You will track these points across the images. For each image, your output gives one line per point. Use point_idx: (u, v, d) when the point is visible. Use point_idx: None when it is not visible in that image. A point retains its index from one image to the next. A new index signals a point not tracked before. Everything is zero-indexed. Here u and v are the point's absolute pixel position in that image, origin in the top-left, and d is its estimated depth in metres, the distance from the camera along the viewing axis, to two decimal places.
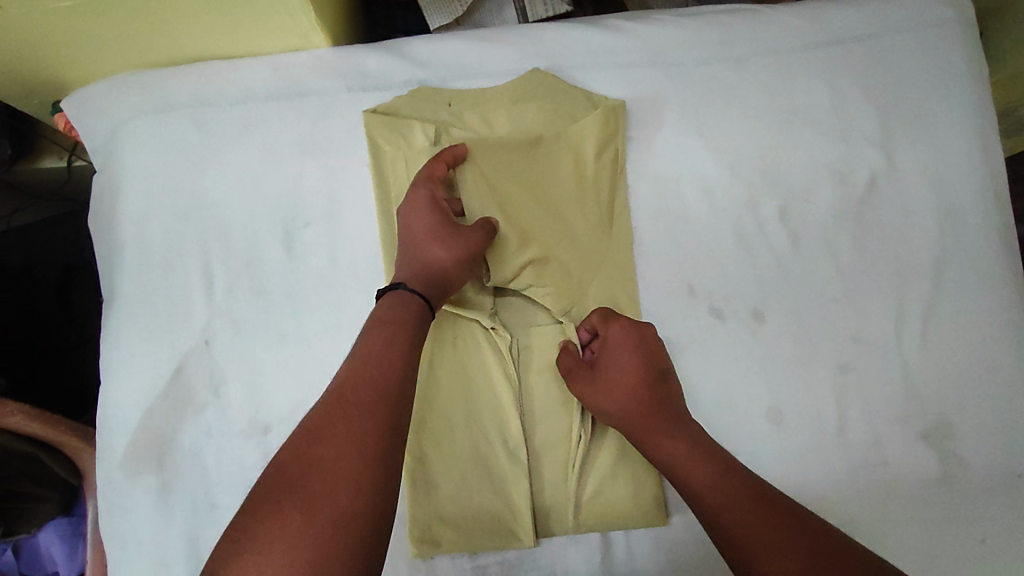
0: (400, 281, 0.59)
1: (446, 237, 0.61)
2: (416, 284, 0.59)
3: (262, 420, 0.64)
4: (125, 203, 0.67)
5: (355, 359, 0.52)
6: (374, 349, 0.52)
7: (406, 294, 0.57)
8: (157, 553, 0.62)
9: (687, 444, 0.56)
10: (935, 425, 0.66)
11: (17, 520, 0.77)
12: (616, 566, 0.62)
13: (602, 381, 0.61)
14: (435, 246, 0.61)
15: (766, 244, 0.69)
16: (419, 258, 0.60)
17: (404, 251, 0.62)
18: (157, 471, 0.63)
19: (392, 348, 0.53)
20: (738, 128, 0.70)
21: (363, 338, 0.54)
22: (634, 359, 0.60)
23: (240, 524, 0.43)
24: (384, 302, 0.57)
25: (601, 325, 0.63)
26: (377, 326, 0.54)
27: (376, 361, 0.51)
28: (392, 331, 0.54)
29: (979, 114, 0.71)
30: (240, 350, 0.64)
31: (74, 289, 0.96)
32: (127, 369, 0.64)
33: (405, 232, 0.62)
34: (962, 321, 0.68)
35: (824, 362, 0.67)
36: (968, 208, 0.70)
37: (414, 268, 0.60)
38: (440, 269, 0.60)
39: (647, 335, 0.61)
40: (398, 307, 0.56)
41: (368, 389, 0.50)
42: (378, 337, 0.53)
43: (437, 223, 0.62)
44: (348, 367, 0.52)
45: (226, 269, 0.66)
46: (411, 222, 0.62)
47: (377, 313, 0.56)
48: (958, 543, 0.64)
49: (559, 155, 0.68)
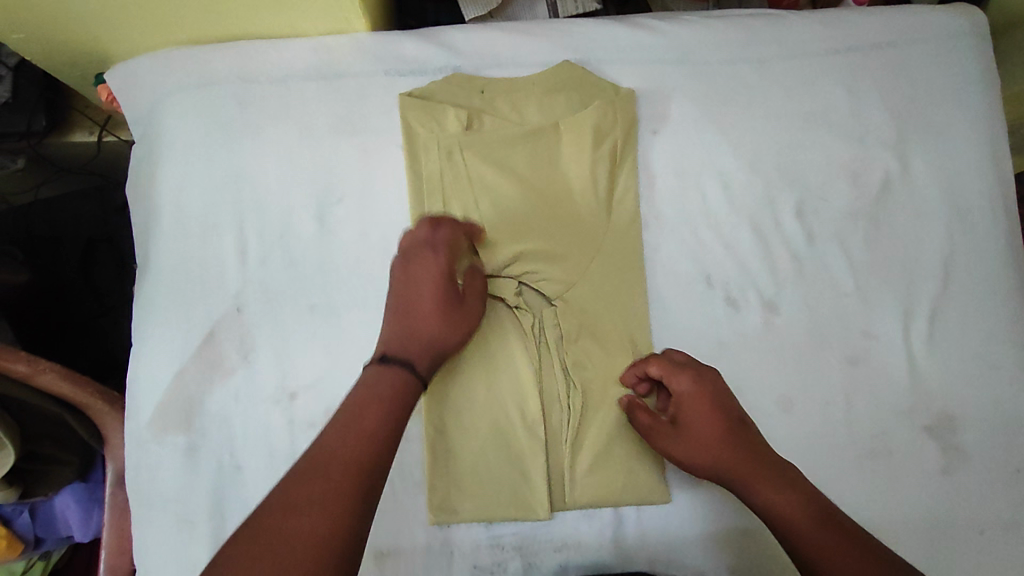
0: (405, 356, 0.55)
1: (454, 317, 0.59)
2: (421, 362, 0.55)
3: (289, 385, 0.66)
4: (165, 172, 0.69)
5: (335, 428, 0.48)
6: (362, 420, 0.49)
7: (416, 377, 0.54)
8: (182, 509, 0.64)
9: (787, 490, 0.53)
10: (939, 418, 0.69)
11: (36, 482, 0.77)
12: (627, 542, 0.65)
13: (684, 437, 0.59)
14: (445, 326, 0.58)
15: (782, 239, 0.71)
16: (427, 335, 0.57)
17: (406, 319, 0.57)
18: (185, 430, 0.65)
19: (376, 424, 0.49)
20: (759, 127, 0.72)
21: (350, 412, 0.49)
22: (712, 411, 0.58)
23: None
24: (389, 381, 0.52)
25: (669, 372, 0.61)
26: (370, 403, 0.50)
27: (359, 428, 0.48)
28: (388, 409, 0.50)
29: (992, 123, 0.73)
30: (271, 318, 0.67)
31: (98, 262, 0.97)
32: (159, 331, 0.66)
33: (408, 298, 0.58)
34: (968, 320, 0.70)
35: (833, 354, 0.70)
36: (979, 213, 0.72)
37: (423, 345, 0.56)
38: (441, 350, 0.58)
39: (716, 384, 0.60)
40: (408, 393, 0.53)
41: (344, 463, 0.46)
42: (363, 413, 0.49)
43: (447, 297, 0.59)
44: (326, 434, 0.48)
45: (260, 239, 0.68)
46: (418, 289, 0.58)
47: (379, 391, 0.51)
48: (957, 532, 0.67)
49: (579, 143, 0.69)
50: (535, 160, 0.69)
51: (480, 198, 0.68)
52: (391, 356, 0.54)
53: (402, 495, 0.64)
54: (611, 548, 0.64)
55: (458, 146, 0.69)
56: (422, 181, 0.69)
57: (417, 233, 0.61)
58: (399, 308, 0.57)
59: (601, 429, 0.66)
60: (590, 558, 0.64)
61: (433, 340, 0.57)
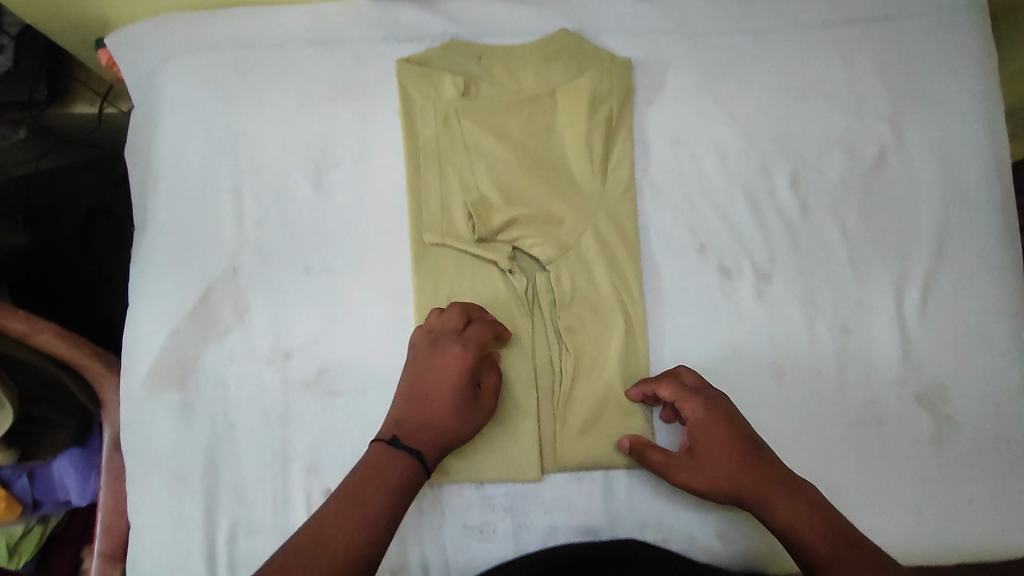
0: (416, 446, 0.56)
1: (469, 412, 0.59)
2: (430, 451, 0.56)
3: (284, 346, 0.66)
4: (163, 134, 0.69)
5: (337, 505, 0.51)
6: (363, 505, 0.51)
7: (421, 467, 0.55)
8: (176, 466, 0.65)
9: (804, 509, 0.56)
10: (929, 389, 0.69)
11: (35, 446, 0.77)
12: (616, 505, 0.65)
13: (697, 460, 0.60)
14: (458, 421, 0.58)
15: (776, 209, 0.71)
16: (440, 426, 0.58)
17: (423, 404, 0.58)
18: (180, 388, 0.65)
19: (376, 510, 0.51)
20: (756, 98, 0.72)
21: (353, 492, 0.51)
22: (727, 436, 0.59)
23: None
24: (397, 469, 0.53)
25: (683, 398, 0.61)
26: (373, 485, 0.52)
27: (356, 509, 0.50)
28: (389, 496, 0.52)
29: (988, 97, 0.73)
30: (266, 280, 0.67)
31: (97, 232, 0.98)
32: (155, 290, 0.67)
33: (429, 383, 0.59)
34: (961, 293, 0.71)
35: (825, 324, 0.70)
36: (974, 186, 0.72)
37: (434, 436, 0.57)
38: (452, 440, 0.58)
39: (726, 407, 0.61)
40: (410, 483, 0.54)
41: (339, 546, 0.48)
42: (364, 497, 0.51)
43: (465, 394, 0.59)
44: (328, 509, 0.51)
45: (257, 202, 0.68)
46: (439, 376, 0.59)
47: (384, 476, 0.53)
48: (946, 501, 0.67)
49: (575, 110, 0.69)
50: (531, 128, 0.69)
51: (476, 164, 0.68)
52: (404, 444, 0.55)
53: None
54: (600, 511, 0.65)
55: (454, 112, 0.69)
56: (417, 146, 0.69)
57: (449, 319, 0.62)
58: (419, 391, 0.59)
59: (591, 393, 0.66)
60: (579, 521, 0.65)
61: (444, 432, 0.58)
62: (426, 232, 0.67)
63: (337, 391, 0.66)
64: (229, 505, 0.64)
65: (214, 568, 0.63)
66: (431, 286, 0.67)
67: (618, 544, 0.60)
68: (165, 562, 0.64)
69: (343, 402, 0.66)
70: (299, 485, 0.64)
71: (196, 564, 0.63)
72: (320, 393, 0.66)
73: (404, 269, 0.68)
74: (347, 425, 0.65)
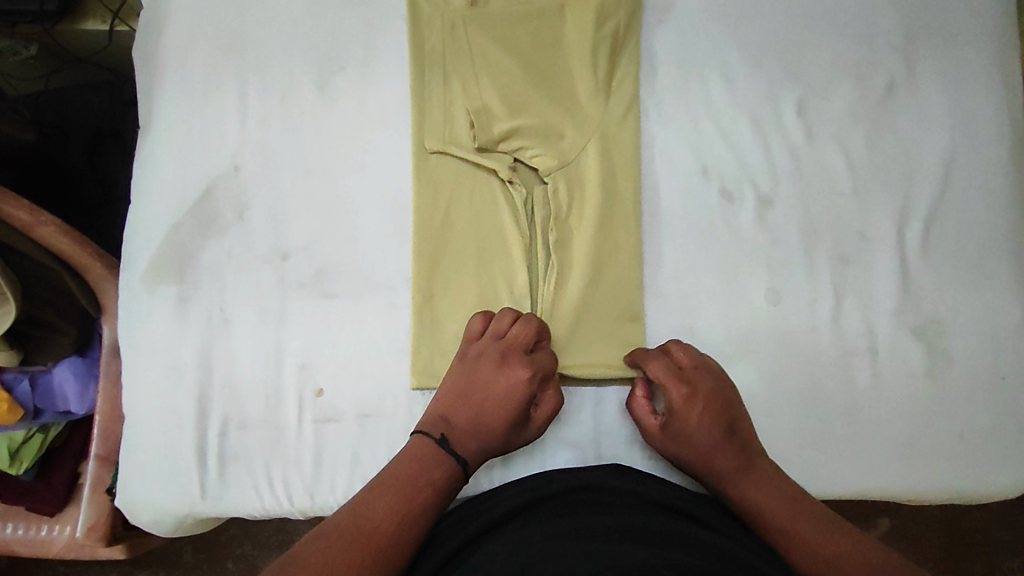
0: (462, 452, 0.59)
1: (518, 430, 0.62)
2: (473, 459, 0.60)
3: (282, 246, 0.66)
4: (170, 31, 0.69)
5: (382, 492, 0.55)
6: (409, 500, 0.55)
7: (459, 473, 0.58)
8: (171, 358, 0.65)
9: (762, 491, 0.58)
10: (927, 322, 0.68)
11: (36, 351, 0.76)
12: (604, 419, 0.65)
13: (671, 437, 0.62)
14: (505, 436, 0.61)
15: (781, 135, 0.70)
16: (487, 435, 0.60)
17: (476, 414, 0.61)
18: (177, 283, 0.66)
19: (421, 507, 0.55)
20: (765, 23, 0.72)
21: (403, 485, 0.55)
22: (705, 421, 0.61)
23: None
24: (443, 470, 0.57)
25: (667, 379, 0.62)
26: (419, 480, 0.56)
27: (401, 497, 0.55)
28: (435, 493, 0.56)
29: (1000, 33, 0.72)
30: (266, 179, 0.67)
31: (102, 151, 0.96)
32: (158, 185, 0.68)
33: (488, 393, 0.61)
34: (962, 228, 0.70)
35: (826, 252, 0.69)
36: (982, 122, 0.71)
37: (479, 446, 0.60)
38: (493, 451, 0.61)
39: (714, 393, 0.62)
40: (448, 484, 0.57)
41: (386, 538, 0.52)
42: (412, 491, 0.55)
43: (518, 417, 0.61)
44: (373, 492, 0.55)
45: (261, 102, 0.68)
46: (500, 391, 0.61)
47: (430, 475, 0.57)
48: (936, 435, 0.67)
49: (580, 23, 0.69)
50: (537, 39, 0.69)
51: (480, 72, 0.68)
52: (454, 451, 0.59)
53: (385, 357, 0.65)
54: (588, 424, 0.65)
55: (461, 19, 0.69)
56: (422, 53, 0.69)
57: (524, 334, 0.63)
58: (475, 400, 0.61)
59: (589, 306, 0.66)
60: (566, 433, 0.65)
61: (489, 445, 0.61)
62: (428, 138, 0.67)
63: (332, 293, 0.66)
64: (221, 399, 0.64)
65: (205, 460, 0.64)
66: (431, 195, 0.67)
67: (604, 471, 0.60)
68: (157, 452, 0.64)
69: (337, 304, 0.65)
70: (292, 383, 0.64)
71: (188, 455, 0.64)
72: (315, 294, 0.66)
73: (405, 176, 0.68)
74: (341, 327, 0.65)
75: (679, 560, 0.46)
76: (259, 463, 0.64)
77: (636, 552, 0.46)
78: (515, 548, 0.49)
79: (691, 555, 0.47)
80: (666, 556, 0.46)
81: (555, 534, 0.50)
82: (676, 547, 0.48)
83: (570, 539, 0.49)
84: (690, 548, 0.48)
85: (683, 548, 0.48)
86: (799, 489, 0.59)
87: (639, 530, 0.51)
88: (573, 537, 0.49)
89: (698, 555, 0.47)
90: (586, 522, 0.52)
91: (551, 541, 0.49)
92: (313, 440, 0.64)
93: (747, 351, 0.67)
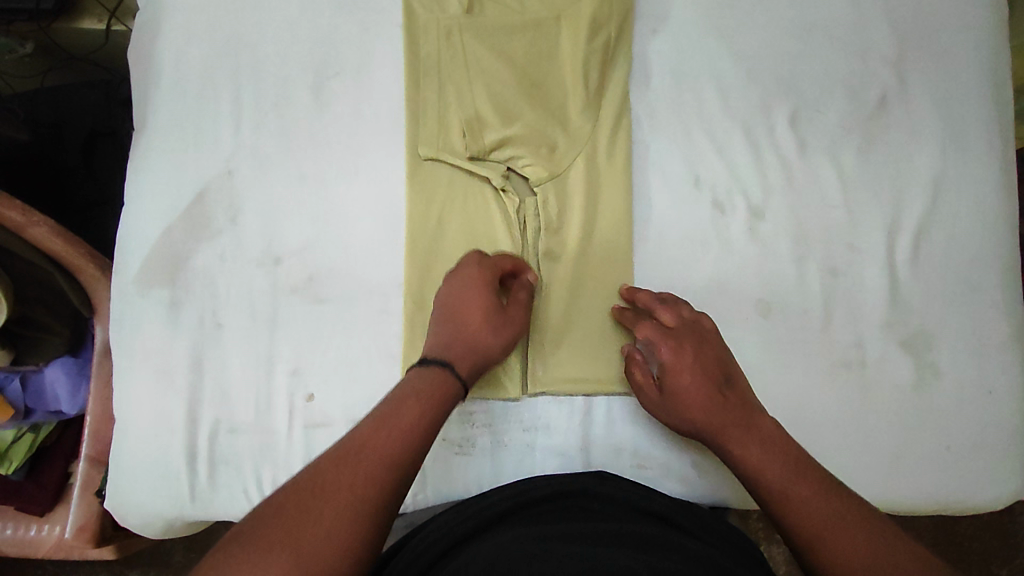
0: (445, 357, 0.58)
1: (503, 324, 0.61)
2: (461, 363, 0.58)
3: (274, 251, 0.66)
4: (166, 33, 0.69)
5: (374, 422, 0.50)
6: (396, 423, 0.50)
7: (456, 377, 0.57)
8: (162, 361, 0.65)
9: (760, 450, 0.56)
10: (915, 334, 0.69)
11: (26, 351, 0.76)
12: (593, 427, 0.66)
13: (667, 397, 0.62)
14: (492, 331, 0.60)
15: (773, 147, 0.71)
16: (465, 336, 0.59)
17: (447, 326, 0.60)
18: (168, 287, 0.66)
19: (415, 428, 0.51)
20: (758, 34, 0.72)
21: (390, 409, 0.51)
22: (696, 378, 0.61)
23: (237, 544, 0.41)
24: (427, 374, 0.56)
25: (655, 339, 0.63)
26: (407, 397, 0.53)
27: (394, 425, 0.50)
28: (427, 408, 0.53)
29: (991, 48, 0.73)
30: (260, 183, 0.67)
31: (97, 151, 0.96)
32: (152, 188, 0.68)
33: (461, 301, 0.61)
34: (951, 241, 0.70)
35: (816, 264, 0.69)
36: (973, 136, 0.72)
37: (462, 348, 0.59)
38: (481, 351, 0.60)
39: (707, 349, 0.62)
40: (446, 389, 0.55)
41: (376, 458, 0.48)
42: (404, 417, 0.51)
43: (497, 308, 0.61)
44: (364, 425, 0.50)
45: (256, 106, 0.69)
46: (471, 293, 0.61)
47: (415, 387, 0.54)
48: (923, 447, 0.67)
49: (574, 34, 0.69)
50: (531, 50, 0.69)
51: (474, 81, 0.68)
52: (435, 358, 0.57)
53: (376, 364, 0.65)
54: (577, 434, 0.66)
55: (457, 27, 0.69)
56: (418, 60, 0.69)
57: (474, 252, 0.64)
58: (444, 316, 0.61)
59: (581, 317, 0.67)
60: (555, 441, 0.65)
61: (473, 344, 0.59)
62: (423, 145, 0.68)
63: (324, 299, 0.66)
64: (212, 403, 0.65)
65: (195, 464, 0.64)
66: (425, 202, 0.67)
67: (589, 478, 0.61)
68: (147, 454, 0.64)
69: (329, 309, 0.66)
70: (282, 388, 0.65)
71: (178, 458, 0.64)
72: (307, 300, 0.66)
73: (398, 182, 0.68)
74: (333, 332, 0.65)
75: (661, 564, 0.46)
76: (249, 467, 0.64)
77: (619, 557, 0.47)
78: (499, 549, 0.50)
79: (671, 559, 0.47)
80: (647, 561, 0.46)
81: (539, 536, 0.50)
82: (659, 551, 0.49)
83: (555, 542, 0.49)
84: (672, 553, 0.49)
85: (665, 552, 0.49)
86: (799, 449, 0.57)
87: (623, 535, 0.51)
88: (558, 540, 0.50)
89: (679, 559, 0.48)
90: (571, 526, 0.52)
91: (536, 544, 0.49)
92: (303, 445, 0.64)
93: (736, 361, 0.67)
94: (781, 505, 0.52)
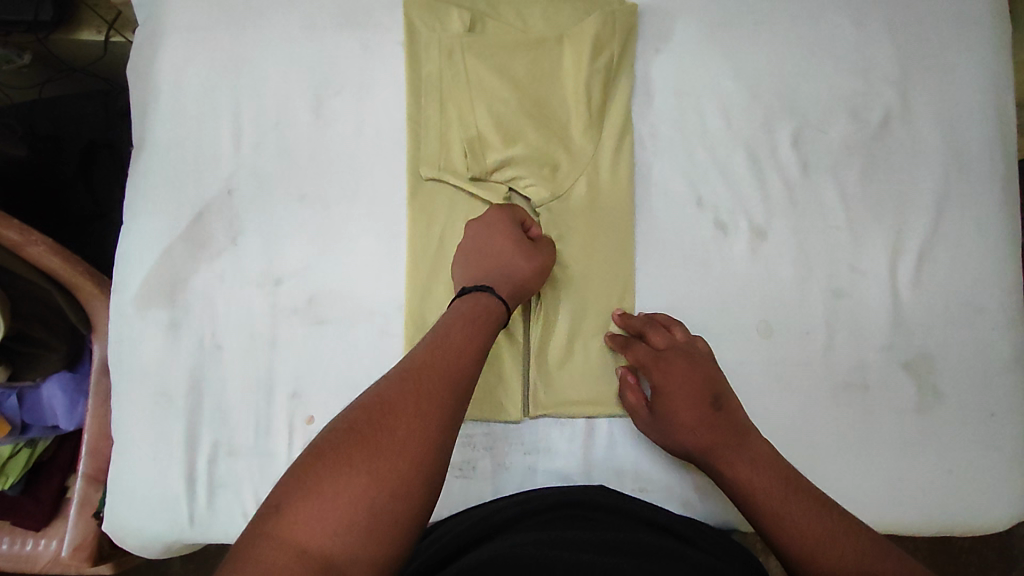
0: (484, 283, 0.59)
1: (531, 251, 0.62)
2: (500, 286, 0.59)
3: (275, 271, 0.66)
4: (165, 50, 0.69)
5: (426, 348, 0.51)
6: (446, 348, 0.51)
7: (496, 298, 0.57)
8: (160, 383, 0.65)
9: (751, 469, 0.56)
10: (918, 356, 0.69)
11: (23, 366, 0.74)
12: (595, 450, 0.66)
13: (657, 419, 0.62)
14: (521, 256, 0.61)
15: (776, 167, 0.70)
16: (498, 262, 0.61)
17: (480, 259, 0.62)
18: (167, 307, 0.66)
19: (466, 351, 0.51)
20: (762, 53, 0.72)
21: (439, 335, 0.52)
22: (686, 402, 0.60)
23: (307, 466, 0.42)
24: (468, 299, 0.57)
25: (646, 362, 0.63)
26: (455, 324, 0.54)
27: (446, 350, 0.51)
28: (474, 333, 0.53)
29: (994, 68, 0.73)
30: (260, 203, 0.67)
31: (96, 165, 0.95)
32: (150, 208, 0.67)
33: (486, 240, 0.63)
34: (954, 262, 0.70)
35: (819, 285, 0.69)
36: (975, 156, 0.71)
37: (497, 273, 0.60)
38: (518, 275, 0.60)
39: (700, 370, 0.61)
40: (486, 309, 0.56)
41: (438, 376, 0.48)
42: (456, 343, 0.51)
43: (520, 237, 0.63)
44: (417, 351, 0.51)
45: (256, 125, 0.68)
46: (494, 230, 0.63)
47: (460, 311, 0.55)
48: (925, 470, 0.67)
49: (576, 52, 0.69)
50: (533, 68, 0.69)
51: (476, 101, 0.68)
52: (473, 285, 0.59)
53: None
54: (579, 455, 0.65)
55: (459, 46, 0.69)
56: (419, 79, 0.69)
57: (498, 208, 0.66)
58: (476, 253, 0.62)
59: (581, 339, 0.67)
60: (557, 464, 0.65)
61: (508, 267, 0.60)
62: (423, 165, 0.67)
63: (325, 319, 0.65)
64: (212, 425, 0.64)
65: (194, 486, 0.63)
66: (425, 223, 0.67)
67: (591, 491, 0.60)
68: (146, 477, 0.64)
69: (329, 330, 0.65)
70: (281, 410, 0.64)
71: (176, 482, 0.63)
72: (307, 320, 0.65)
73: (399, 201, 0.67)
74: (334, 352, 0.65)
75: None
76: (248, 490, 0.63)
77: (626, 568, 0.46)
78: (497, 552, 0.48)
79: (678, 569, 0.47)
80: None
81: (543, 542, 0.49)
82: (665, 562, 0.48)
83: (561, 549, 0.48)
84: (679, 564, 0.48)
85: (672, 563, 0.48)
86: (794, 469, 0.57)
87: (628, 544, 0.50)
88: (563, 547, 0.48)
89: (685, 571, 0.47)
90: (576, 534, 0.51)
91: (536, 547, 0.48)
92: None
93: (739, 383, 0.67)
94: (776, 522, 0.52)
